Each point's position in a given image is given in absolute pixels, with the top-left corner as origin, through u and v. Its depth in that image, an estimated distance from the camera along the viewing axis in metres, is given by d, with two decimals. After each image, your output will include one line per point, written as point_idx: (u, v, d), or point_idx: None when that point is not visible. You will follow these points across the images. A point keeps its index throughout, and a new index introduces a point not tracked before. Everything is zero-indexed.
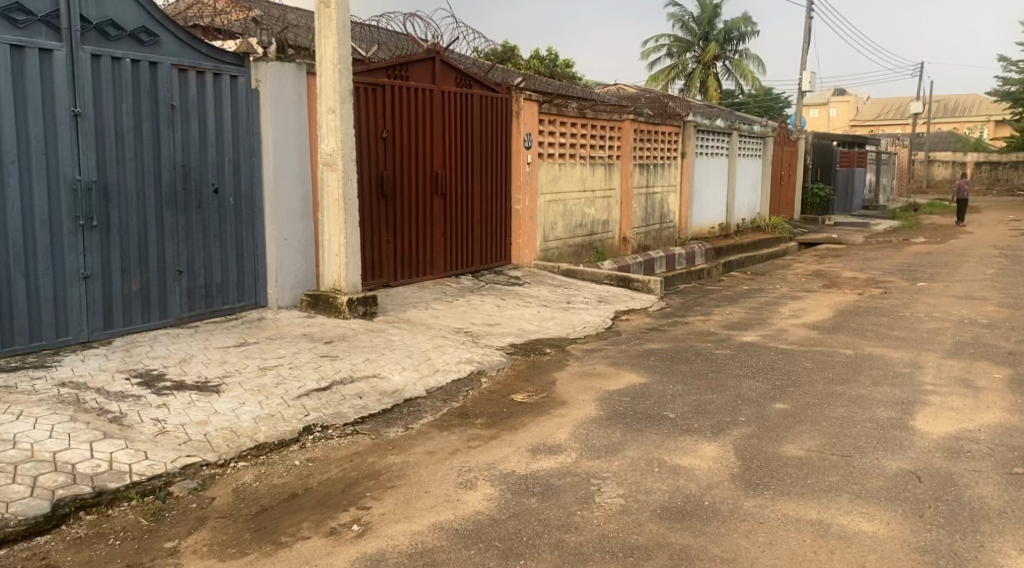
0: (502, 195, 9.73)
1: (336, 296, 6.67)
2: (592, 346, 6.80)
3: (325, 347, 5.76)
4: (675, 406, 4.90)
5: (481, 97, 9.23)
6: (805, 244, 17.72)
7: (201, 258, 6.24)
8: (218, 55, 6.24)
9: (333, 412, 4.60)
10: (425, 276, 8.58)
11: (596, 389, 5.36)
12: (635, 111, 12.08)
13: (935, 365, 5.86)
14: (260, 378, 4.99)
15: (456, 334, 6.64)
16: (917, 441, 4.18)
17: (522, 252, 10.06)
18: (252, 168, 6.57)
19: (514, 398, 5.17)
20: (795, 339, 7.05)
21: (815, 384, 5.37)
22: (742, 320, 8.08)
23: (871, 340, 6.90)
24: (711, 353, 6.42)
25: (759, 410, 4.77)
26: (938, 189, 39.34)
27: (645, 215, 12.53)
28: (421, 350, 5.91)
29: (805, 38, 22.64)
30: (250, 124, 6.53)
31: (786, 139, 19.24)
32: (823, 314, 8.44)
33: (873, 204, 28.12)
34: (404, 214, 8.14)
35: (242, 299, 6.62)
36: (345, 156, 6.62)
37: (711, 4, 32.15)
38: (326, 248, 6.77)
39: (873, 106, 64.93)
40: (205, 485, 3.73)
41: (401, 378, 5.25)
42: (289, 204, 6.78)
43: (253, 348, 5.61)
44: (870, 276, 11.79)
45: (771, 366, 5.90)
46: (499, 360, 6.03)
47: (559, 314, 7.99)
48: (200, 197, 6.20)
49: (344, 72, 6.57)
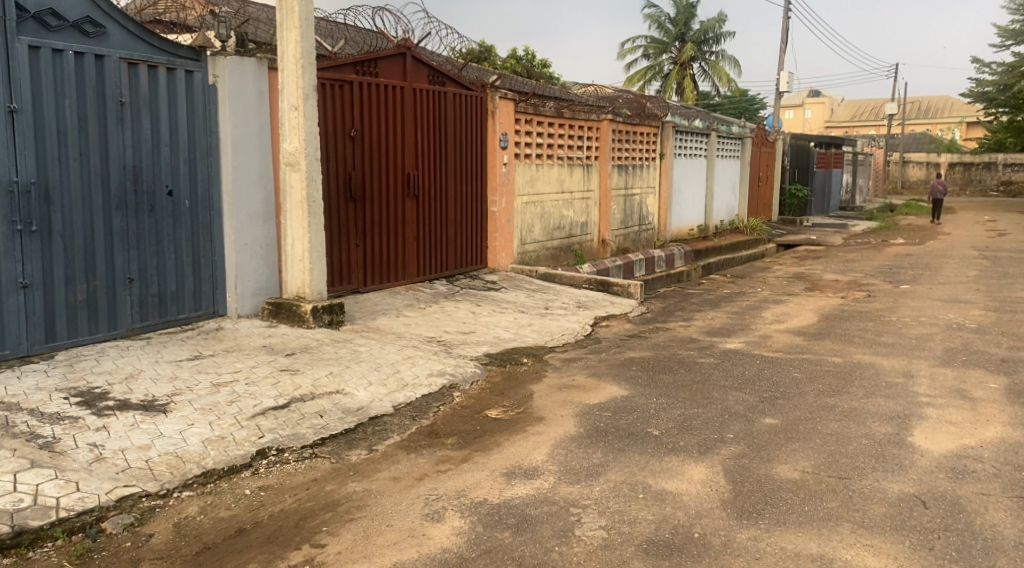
0: (478, 197, 9.41)
1: (300, 304, 6.31)
2: (571, 356, 6.49)
3: (286, 360, 5.39)
4: (659, 421, 4.60)
5: (455, 95, 8.90)
6: (784, 246, 17.57)
7: (154, 265, 5.84)
8: (171, 48, 5.84)
9: (291, 433, 4.24)
10: (397, 281, 8.23)
11: (576, 403, 5.05)
12: (614, 111, 11.80)
13: (927, 375, 5.62)
14: (214, 395, 4.61)
15: (428, 344, 6.31)
16: (917, 460, 3.92)
17: (498, 256, 9.75)
18: (210, 169, 6.18)
19: (488, 415, 4.84)
20: (780, 346, 6.80)
21: (806, 396, 5.10)
22: (725, 326, 7.81)
23: (859, 347, 6.66)
24: (694, 362, 6.14)
25: (748, 426, 4.49)
26: (913, 190, 39.59)
27: (624, 217, 12.26)
28: (390, 362, 5.56)
29: (782, 39, 22.56)
30: (207, 122, 6.14)
31: (764, 140, 19.09)
32: (808, 318, 8.21)
33: (849, 204, 28.15)
34: (374, 217, 7.80)
35: (200, 307, 6.22)
36: (309, 156, 6.26)
37: (687, 5, 32.10)
38: (289, 253, 6.40)
39: (848, 108, 65.45)
40: (143, 520, 3.35)
41: (366, 394, 4.91)
42: (249, 206, 6.39)
43: (208, 362, 5.22)
44: (851, 278, 11.62)
45: (758, 376, 5.63)
46: (473, 372, 5.70)
47: (536, 321, 7.67)
48: (153, 199, 5.79)
49: (307, 68, 6.20)
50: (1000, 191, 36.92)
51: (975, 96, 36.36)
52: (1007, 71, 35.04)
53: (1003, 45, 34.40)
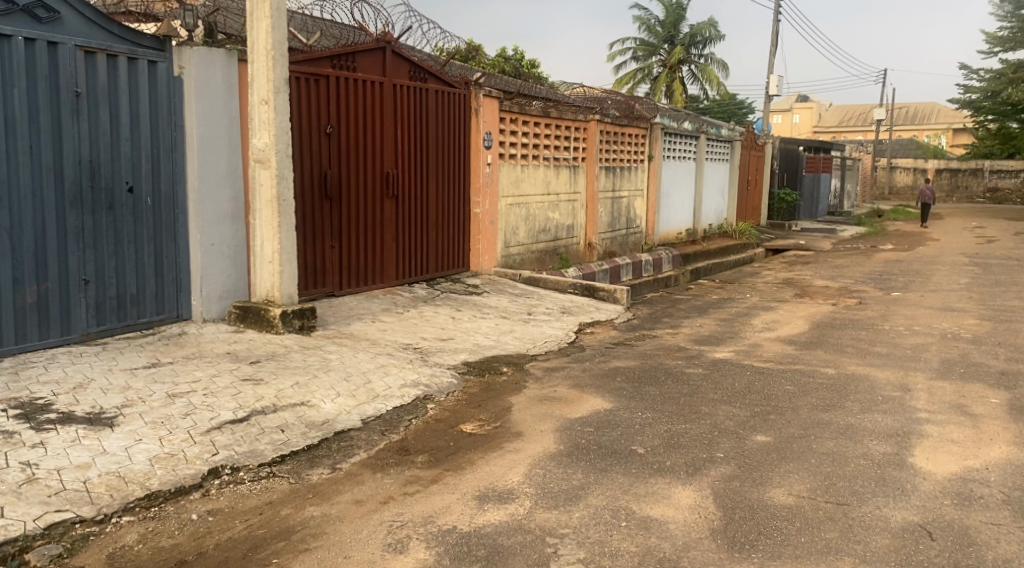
0: (460, 197, 9.11)
1: (268, 308, 5.99)
2: (554, 365, 6.20)
3: (250, 368, 5.07)
4: (644, 438, 4.31)
5: (437, 92, 8.60)
6: (773, 251, 17.36)
7: (113, 265, 5.49)
8: (133, 37, 5.51)
9: (247, 450, 3.93)
10: (375, 285, 7.92)
11: (557, 416, 4.76)
12: (601, 111, 11.53)
13: (925, 389, 5.37)
14: (167, 408, 4.28)
15: (403, 351, 6.01)
16: (920, 484, 3.66)
17: (481, 258, 9.45)
18: (174, 165, 5.84)
19: (463, 429, 4.55)
20: (770, 356, 6.54)
21: (799, 411, 4.83)
22: (714, 334, 7.56)
23: (853, 357, 6.42)
24: (683, 373, 5.86)
25: (739, 444, 4.22)
26: (901, 197, 39.63)
27: (611, 220, 11.99)
28: (361, 371, 5.25)
29: (773, 43, 22.41)
30: (171, 116, 5.81)
31: (753, 144, 18.91)
32: (798, 326, 7.96)
33: (837, 209, 28.07)
34: (351, 217, 7.48)
35: (162, 311, 5.87)
36: (280, 152, 5.94)
37: (676, 8, 32.04)
38: (258, 255, 6.08)
39: (837, 114, 65.66)
40: (74, 551, 3.03)
41: (333, 407, 4.59)
42: (216, 204, 6.06)
43: (166, 371, 4.88)
44: (842, 284, 11.41)
45: (749, 389, 5.36)
46: (449, 382, 5.39)
47: (518, 327, 7.38)
48: (112, 196, 5.45)
49: (278, 59, 5.88)
50: (986, 197, 37.02)
51: (963, 103, 36.39)
52: (995, 78, 35.13)
53: (992, 52, 34.49)
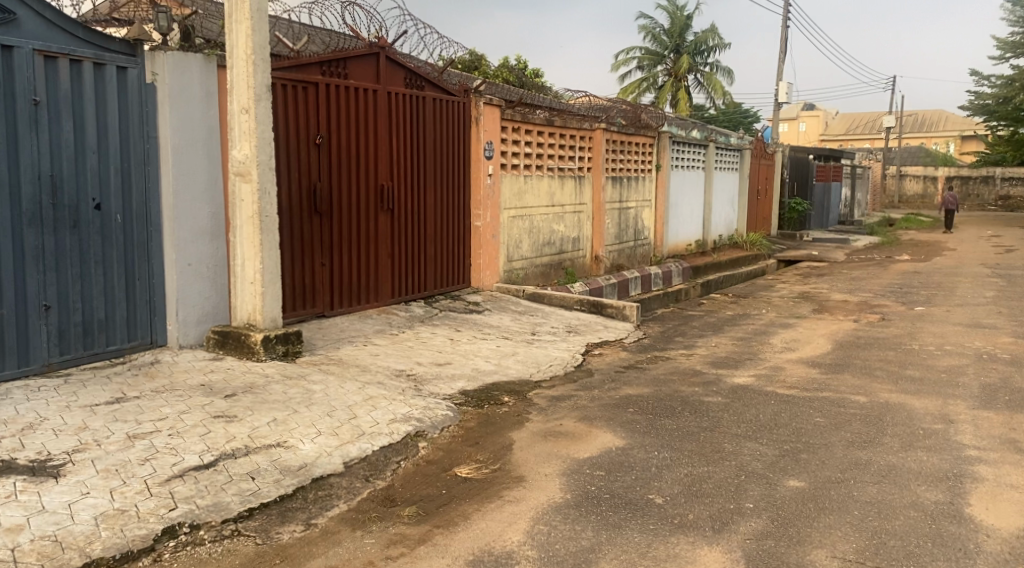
0: (460, 211, 8.65)
1: (248, 333, 5.52)
2: (559, 393, 5.70)
3: (223, 403, 4.59)
4: (662, 485, 3.83)
5: (435, 100, 8.15)
6: (785, 262, 16.85)
7: (77, 289, 5.03)
8: (100, 41, 5.07)
9: (211, 504, 3.45)
10: (369, 303, 7.44)
11: (562, 457, 4.26)
12: (608, 119, 11.08)
13: (969, 421, 4.86)
14: (124, 452, 3.79)
15: (395, 379, 5.52)
16: (985, 544, 3.18)
17: (482, 274, 8.96)
18: (146, 179, 5.39)
19: (457, 474, 4.06)
20: (795, 382, 6.02)
21: (833, 449, 4.33)
22: (731, 355, 7.06)
23: (884, 383, 5.91)
24: (701, 402, 5.37)
25: (769, 491, 3.74)
26: (911, 205, 39.09)
27: (619, 232, 11.51)
28: (346, 405, 4.76)
29: (782, 49, 21.93)
30: (143, 126, 5.36)
31: (763, 152, 18.42)
32: (821, 346, 7.46)
33: (848, 219, 27.55)
34: (343, 233, 7.03)
35: (134, 337, 5.41)
36: (261, 164, 5.49)
37: (682, 17, 31.67)
38: (239, 275, 5.62)
39: (844, 121, 65.19)
40: None
41: (312, 448, 4.11)
42: (194, 221, 5.61)
43: (129, 408, 4.39)
44: (862, 299, 10.90)
45: (776, 422, 4.87)
46: (445, 415, 4.90)
47: (521, 349, 6.89)
48: (77, 213, 4.99)
49: (259, 65, 5.44)
50: (998, 205, 36.46)
51: (975, 109, 35.74)
52: (1007, 84, 34.54)
53: (1003, 58, 33.98)
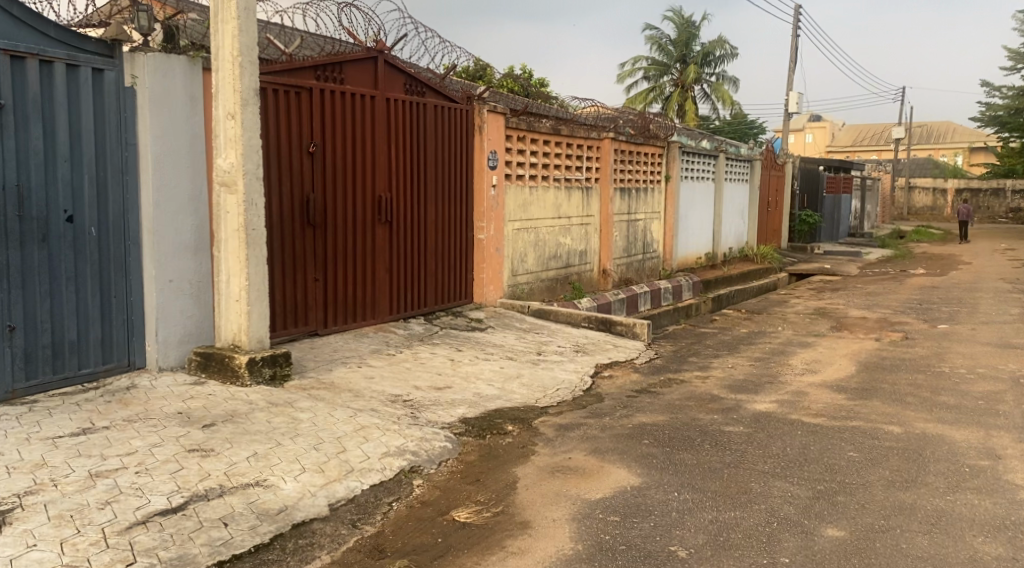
0: (462, 223, 8.26)
1: (233, 355, 5.12)
2: (568, 421, 5.28)
3: (200, 434, 4.17)
4: (685, 534, 3.41)
5: (436, 107, 7.78)
6: (796, 276, 16.39)
7: (46, 308, 4.64)
8: (75, 41, 4.70)
9: (175, 557, 3.04)
10: (366, 321, 7.05)
11: (572, 498, 3.84)
12: (616, 129, 10.70)
13: (1018, 457, 4.44)
14: (82, 494, 3.37)
15: (391, 405, 5.11)
16: None
17: (486, 289, 8.54)
18: (124, 190, 5.02)
19: (455, 519, 3.65)
20: (820, 409, 5.58)
21: (871, 491, 3.91)
22: (750, 378, 6.63)
23: (918, 411, 5.49)
24: (722, 432, 4.95)
25: (807, 542, 3.32)
26: (920, 217, 38.67)
27: (627, 245, 11.11)
28: (335, 436, 4.35)
29: (792, 60, 21.58)
30: (122, 132, 4.98)
31: (773, 163, 18.02)
32: (845, 368, 7.03)
33: (858, 230, 27.14)
34: (339, 247, 6.65)
35: (110, 360, 5.01)
36: (248, 174, 5.11)
37: (689, 27, 31.35)
38: (223, 293, 5.23)
39: (851, 132, 64.81)
40: None
41: (295, 488, 3.70)
42: (176, 235, 5.22)
43: (96, 440, 3.98)
44: (881, 315, 10.46)
45: (806, 456, 4.45)
46: (442, 448, 4.49)
47: (526, 370, 6.47)
48: (46, 226, 4.62)
49: (246, 67, 5.07)
50: (1008, 217, 36.04)
51: (986, 120, 35.07)
52: (1018, 95, 34.16)
53: (1014, 69, 33.63)
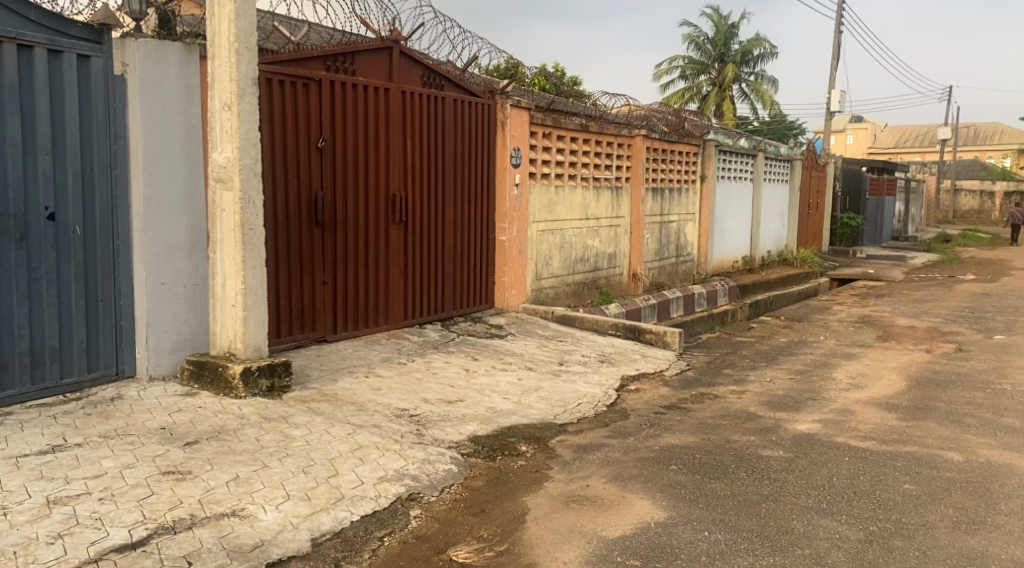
0: (483, 223, 7.83)
1: (226, 364, 4.74)
2: (588, 441, 4.81)
3: (180, 454, 3.79)
4: None
5: (455, 101, 7.36)
6: (838, 282, 15.67)
7: (23, 312, 4.31)
8: (59, 25, 4.38)
9: None
10: (378, 326, 6.67)
11: (587, 535, 3.39)
12: (648, 126, 10.19)
13: None
14: (33, 526, 3.01)
15: (394, 421, 4.69)
16: None
17: (508, 293, 8.09)
18: (113, 186, 4.68)
19: (453, 558, 3.22)
20: (869, 431, 5.04)
21: (934, 534, 3.39)
22: (790, 393, 6.10)
23: (979, 435, 4.92)
24: (759, 457, 4.44)
25: None
26: (967, 220, 37.33)
27: (659, 248, 10.60)
28: (328, 457, 3.94)
29: (834, 57, 20.78)
30: (110, 124, 4.65)
31: (814, 163, 17.28)
32: (894, 383, 6.44)
33: (901, 234, 26.17)
34: (350, 248, 6.27)
35: (95, 368, 4.68)
36: (245, 170, 4.74)
37: (727, 25, 30.58)
38: (218, 297, 4.86)
39: (894, 132, 63.09)
40: None
41: (275, 519, 3.30)
42: (169, 233, 4.87)
43: (65, 460, 3.62)
44: (930, 325, 9.78)
45: (856, 489, 3.93)
46: (446, 473, 4.07)
47: (546, 382, 6.02)
48: (25, 225, 4.29)
49: (244, 54, 4.69)
50: None
51: None
52: None
53: None
